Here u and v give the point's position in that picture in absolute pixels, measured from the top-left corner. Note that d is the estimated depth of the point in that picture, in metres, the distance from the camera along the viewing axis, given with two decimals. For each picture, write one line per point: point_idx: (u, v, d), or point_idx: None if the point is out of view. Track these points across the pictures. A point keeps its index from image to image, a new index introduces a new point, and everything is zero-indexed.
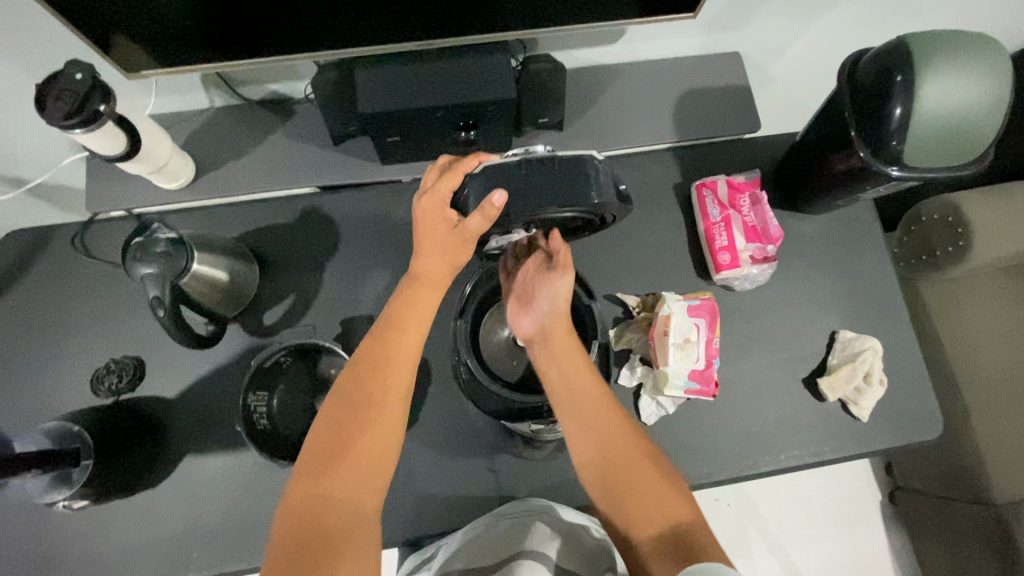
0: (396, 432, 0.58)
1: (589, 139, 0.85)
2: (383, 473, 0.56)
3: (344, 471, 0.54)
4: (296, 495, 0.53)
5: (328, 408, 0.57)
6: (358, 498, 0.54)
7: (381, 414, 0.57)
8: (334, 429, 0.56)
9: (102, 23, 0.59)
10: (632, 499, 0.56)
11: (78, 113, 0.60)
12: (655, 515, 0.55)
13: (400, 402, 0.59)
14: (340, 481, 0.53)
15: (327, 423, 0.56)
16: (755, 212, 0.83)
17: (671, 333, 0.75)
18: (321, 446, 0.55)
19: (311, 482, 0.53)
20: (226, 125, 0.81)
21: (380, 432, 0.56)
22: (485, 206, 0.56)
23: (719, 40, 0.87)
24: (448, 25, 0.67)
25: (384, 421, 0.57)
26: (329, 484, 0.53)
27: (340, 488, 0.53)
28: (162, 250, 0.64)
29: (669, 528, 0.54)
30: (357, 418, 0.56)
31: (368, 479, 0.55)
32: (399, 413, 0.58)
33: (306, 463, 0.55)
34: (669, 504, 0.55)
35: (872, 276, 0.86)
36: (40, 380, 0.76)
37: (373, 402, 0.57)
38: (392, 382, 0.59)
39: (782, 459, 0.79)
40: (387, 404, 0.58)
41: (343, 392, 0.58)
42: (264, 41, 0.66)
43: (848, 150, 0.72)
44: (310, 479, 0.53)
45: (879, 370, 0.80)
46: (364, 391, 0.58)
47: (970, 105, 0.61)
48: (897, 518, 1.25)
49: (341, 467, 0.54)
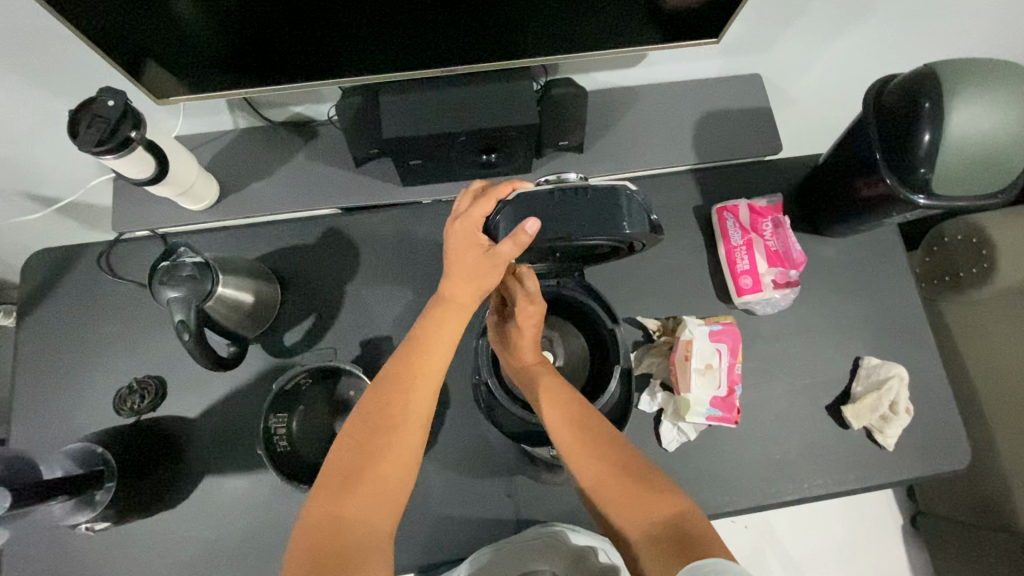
0: (415, 454, 0.57)
1: (610, 160, 0.85)
2: (399, 496, 0.55)
3: (363, 493, 0.53)
4: (315, 515, 0.52)
5: (350, 428, 0.57)
6: (375, 519, 0.53)
7: (403, 436, 0.56)
8: (354, 451, 0.55)
9: (133, 51, 0.60)
10: (621, 505, 0.54)
11: (109, 140, 0.61)
12: (644, 517, 0.52)
13: (422, 424, 0.58)
14: (358, 502, 0.53)
15: (349, 445, 0.55)
16: (777, 235, 0.82)
17: (693, 359, 0.75)
18: (340, 468, 0.54)
19: (331, 501, 0.52)
20: (251, 146, 0.82)
21: (400, 454, 0.55)
22: (518, 234, 0.55)
23: (740, 62, 0.87)
24: (473, 52, 0.67)
25: (403, 444, 0.56)
26: (347, 506, 0.52)
27: (359, 509, 0.52)
28: (188, 275, 0.64)
29: (661, 528, 0.50)
30: (379, 442, 0.55)
31: (385, 500, 0.54)
32: (418, 438, 0.57)
33: (325, 482, 0.54)
34: (653, 503, 0.52)
35: (896, 300, 0.85)
36: (65, 399, 0.77)
37: (395, 425, 0.56)
38: (414, 405, 0.57)
39: (806, 489, 0.77)
40: (406, 428, 0.56)
41: (365, 413, 0.57)
42: (291, 69, 0.67)
43: (874, 175, 0.71)
44: (331, 500, 0.52)
45: (905, 399, 0.78)
46: (387, 413, 0.56)
47: (1001, 132, 0.60)
48: (919, 543, 1.23)
49: (359, 489, 0.53)
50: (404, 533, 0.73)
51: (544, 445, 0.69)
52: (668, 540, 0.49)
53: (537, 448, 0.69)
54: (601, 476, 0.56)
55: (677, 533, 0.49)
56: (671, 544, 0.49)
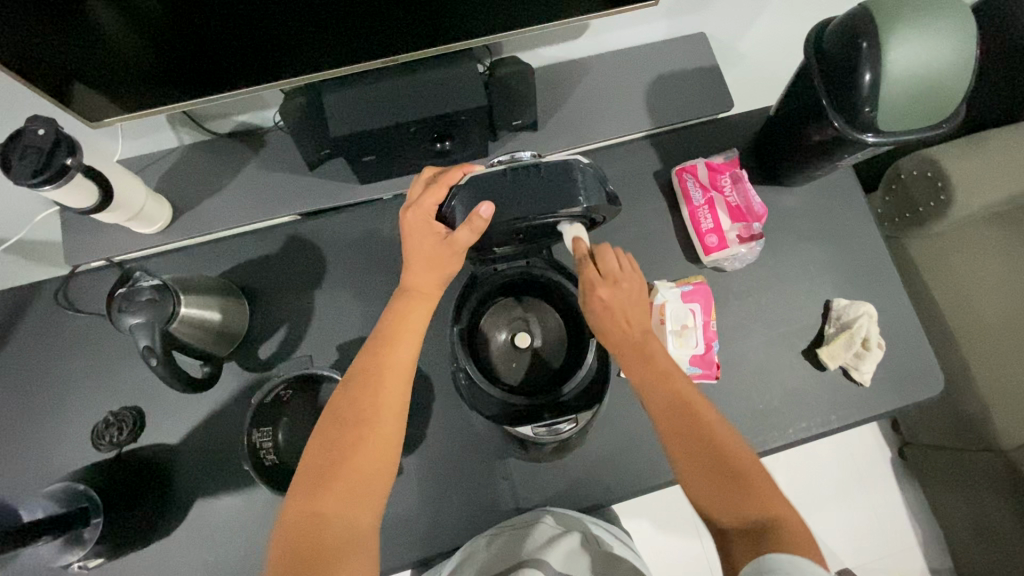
0: (392, 444, 0.56)
1: (564, 136, 0.84)
2: (378, 489, 0.54)
3: (338, 486, 0.52)
4: (292, 512, 0.52)
5: (322, 424, 0.56)
6: (355, 512, 0.52)
7: (375, 427, 0.55)
8: (327, 449, 0.54)
9: (60, 74, 0.58)
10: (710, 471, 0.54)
11: (45, 171, 0.59)
12: (737, 507, 0.51)
13: (395, 416, 0.57)
14: (335, 497, 0.52)
15: (321, 442, 0.54)
16: (737, 191, 0.83)
17: (668, 322, 0.77)
18: (314, 466, 0.53)
19: (308, 499, 0.52)
20: (199, 162, 0.80)
21: (374, 445, 0.54)
22: (473, 219, 0.56)
23: (684, 22, 0.86)
24: (409, 38, 0.66)
25: (376, 437, 0.55)
26: (323, 502, 0.51)
27: (335, 504, 0.52)
28: (147, 299, 0.62)
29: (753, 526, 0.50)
30: (348, 437, 0.54)
31: (363, 494, 0.53)
32: (394, 428, 0.56)
33: (300, 481, 0.53)
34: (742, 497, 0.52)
35: (858, 240, 0.87)
36: (41, 442, 0.75)
37: (366, 418, 0.55)
38: (385, 398, 0.56)
39: (791, 434, 0.79)
40: (379, 419, 0.55)
41: (335, 410, 0.56)
42: (227, 74, 0.65)
43: (822, 121, 0.72)
44: (306, 495, 0.52)
45: (877, 334, 0.80)
46: (356, 408, 0.55)
47: (936, 64, 0.61)
48: (907, 471, 1.27)
49: (334, 485, 0.52)
50: (404, 529, 0.73)
51: (527, 424, 0.69)
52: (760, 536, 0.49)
53: (520, 428, 0.68)
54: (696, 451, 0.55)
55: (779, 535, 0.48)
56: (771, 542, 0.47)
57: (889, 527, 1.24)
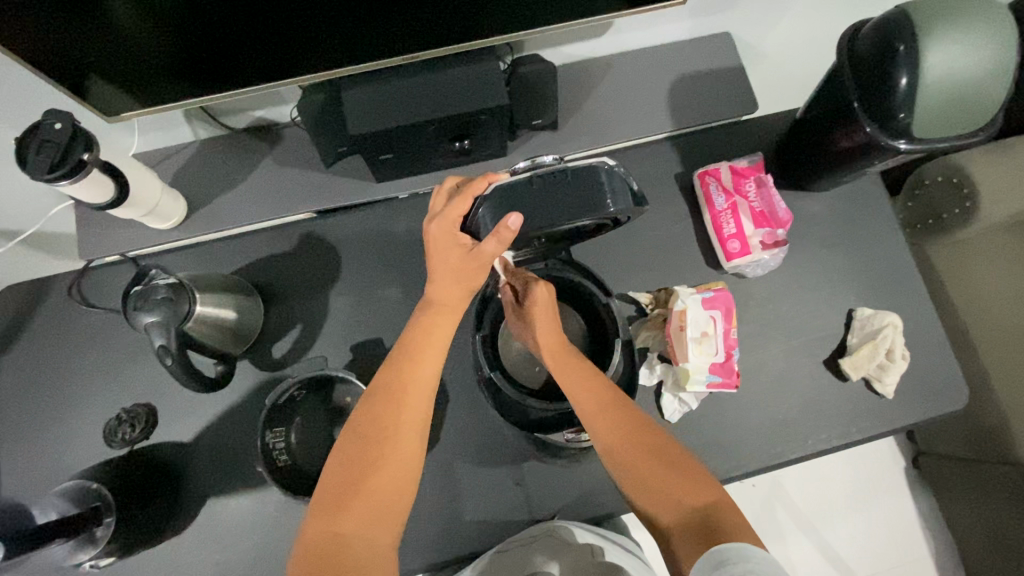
0: (413, 461, 0.55)
1: (585, 137, 0.83)
2: (398, 506, 0.53)
3: (358, 504, 0.51)
4: (310, 532, 0.50)
5: (343, 440, 0.55)
6: (375, 531, 0.51)
7: (396, 445, 0.54)
8: (347, 466, 0.53)
9: (77, 68, 0.57)
10: (647, 467, 0.55)
11: (62, 166, 0.58)
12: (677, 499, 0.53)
13: (417, 433, 0.56)
14: (356, 516, 0.51)
15: (341, 458, 0.53)
16: (761, 195, 0.81)
17: (688, 328, 0.74)
18: (334, 484, 0.52)
19: (327, 518, 0.50)
20: (215, 157, 0.79)
21: (396, 462, 0.54)
22: (501, 231, 0.54)
23: (709, 22, 0.84)
24: (430, 34, 0.65)
25: (397, 454, 0.54)
26: (343, 521, 0.50)
27: (355, 523, 0.50)
28: (163, 297, 0.61)
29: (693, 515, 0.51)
30: (370, 455, 0.53)
31: (385, 512, 0.52)
32: (415, 446, 0.56)
33: (319, 499, 0.52)
34: (682, 487, 0.53)
35: (883, 248, 0.85)
36: (54, 437, 0.75)
37: (388, 435, 0.54)
38: (408, 414, 0.56)
39: (811, 445, 0.78)
40: (400, 437, 0.55)
41: (356, 426, 0.55)
42: (242, 69, 0.64)
43: (853, 126, 0.70)
44: (325, 514, 0.51)
45: (901, 346, 0.78)
46: (377, 424, 0.55)
47: (975, 70, 0.59)
48: (922, 481, 1.25)
49: (355, 503, 0.51)
50: (417, 533, 0.72)
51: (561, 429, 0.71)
52: (700, 524, 0.50)
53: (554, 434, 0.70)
54: (629, 448, 0.57)
55: (718, 521, 0.50)
56: (710, 529, 0.49)
57: (902, 537, 1.22)
